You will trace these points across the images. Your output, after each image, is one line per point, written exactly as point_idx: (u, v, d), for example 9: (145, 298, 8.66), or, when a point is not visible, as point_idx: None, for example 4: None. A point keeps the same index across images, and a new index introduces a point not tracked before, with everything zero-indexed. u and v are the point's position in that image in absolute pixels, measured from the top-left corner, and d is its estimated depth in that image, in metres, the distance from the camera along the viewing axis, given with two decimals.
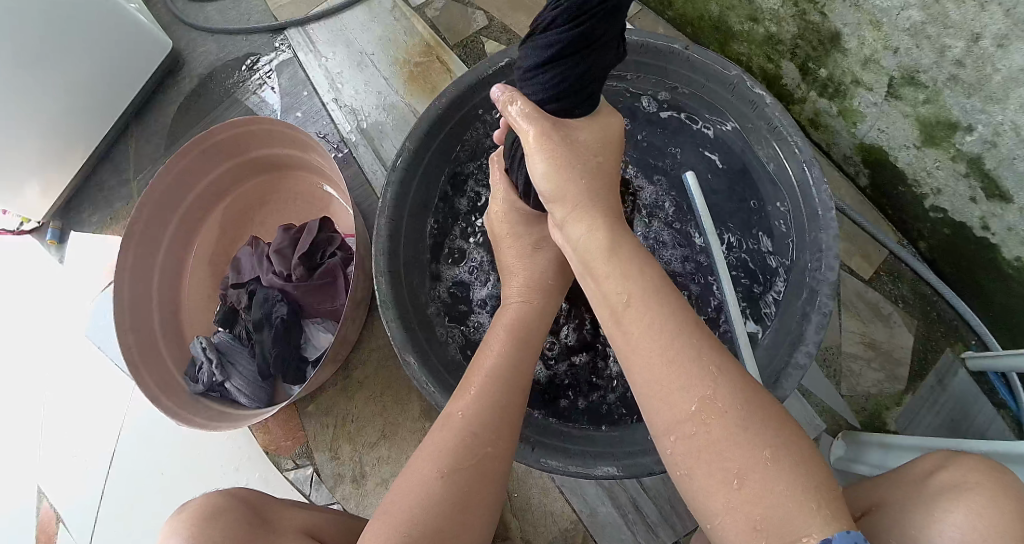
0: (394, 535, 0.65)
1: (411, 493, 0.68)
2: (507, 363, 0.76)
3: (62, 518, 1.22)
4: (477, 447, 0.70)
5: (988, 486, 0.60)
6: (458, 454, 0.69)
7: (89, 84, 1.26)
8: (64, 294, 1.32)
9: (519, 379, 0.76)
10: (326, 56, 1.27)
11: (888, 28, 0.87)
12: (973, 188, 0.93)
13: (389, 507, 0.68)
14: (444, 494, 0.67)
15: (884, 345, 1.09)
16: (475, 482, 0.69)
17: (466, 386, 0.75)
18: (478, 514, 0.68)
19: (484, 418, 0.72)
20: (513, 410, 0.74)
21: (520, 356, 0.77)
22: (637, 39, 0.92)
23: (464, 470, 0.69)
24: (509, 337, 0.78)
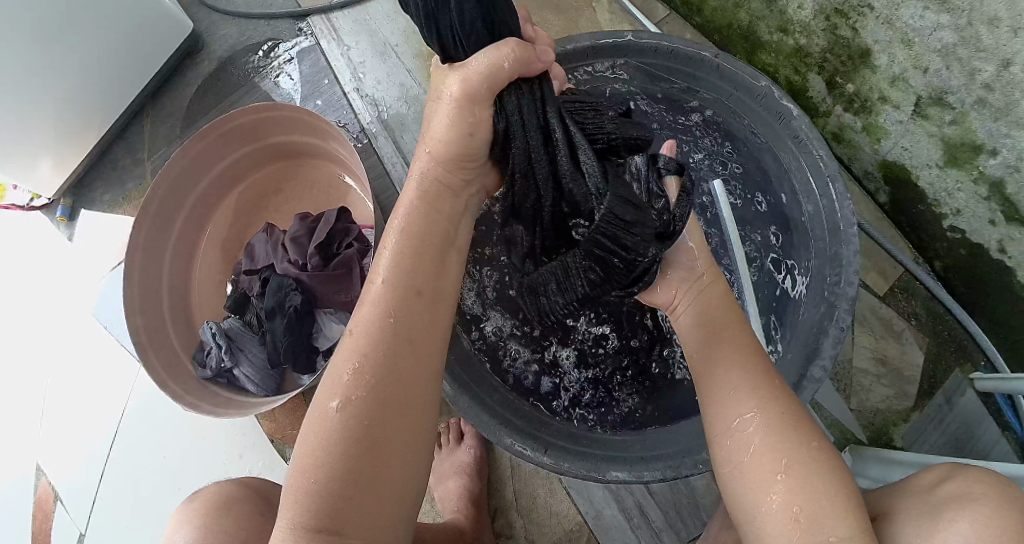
0: (307, 485, 0.56)
1: (313, 437, 0.58)
2: (401, 267, 0.63)
3: (61, 497, 1.22)
4: (380, 373, 0.58)
5: (993, 497, 0.59)
6: (358, 383, 0.58)
7: (109, 62, 1.24)
8: (73, 272, 1.31)
9: (414, 279, 0.63)
10: (349, 44, 1.26)
11: (919, 48, 0.87)
12: (993, 211, 0.93)
13: (301, 452, 0.58)
14: (350, 429, 0.57)
15: (895, 362, 1.10)
16: (383, 411, 0.57)
17: (360, 305, 0.63)
18: (400, 447, 0.58)
19: (380, 337, 0.59)
20: (416, 317, 0.61)
21: (414, 253, 0.64)
22: (667, 44, 0.91)
23: (368, 399, 0.58)
24: (400, 236, 0.65)
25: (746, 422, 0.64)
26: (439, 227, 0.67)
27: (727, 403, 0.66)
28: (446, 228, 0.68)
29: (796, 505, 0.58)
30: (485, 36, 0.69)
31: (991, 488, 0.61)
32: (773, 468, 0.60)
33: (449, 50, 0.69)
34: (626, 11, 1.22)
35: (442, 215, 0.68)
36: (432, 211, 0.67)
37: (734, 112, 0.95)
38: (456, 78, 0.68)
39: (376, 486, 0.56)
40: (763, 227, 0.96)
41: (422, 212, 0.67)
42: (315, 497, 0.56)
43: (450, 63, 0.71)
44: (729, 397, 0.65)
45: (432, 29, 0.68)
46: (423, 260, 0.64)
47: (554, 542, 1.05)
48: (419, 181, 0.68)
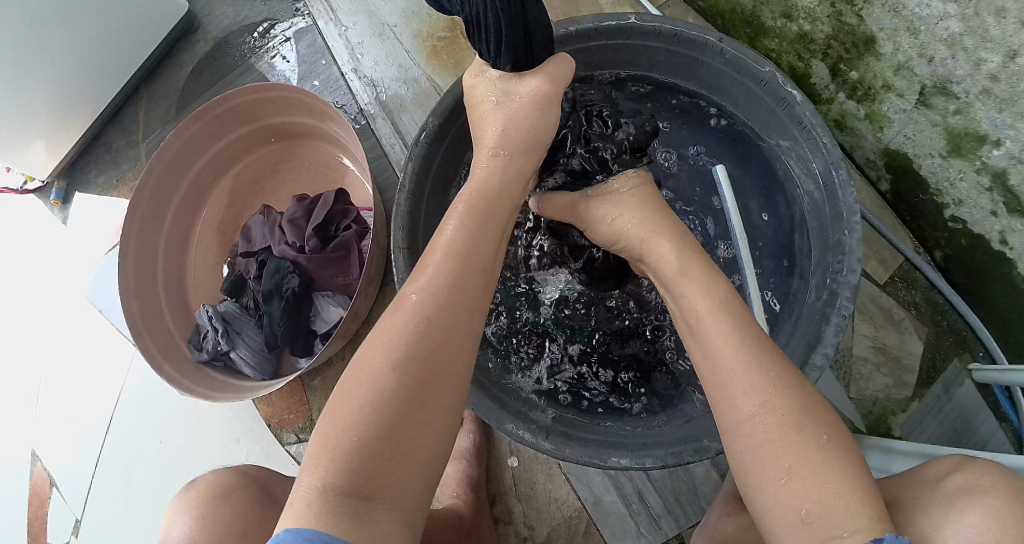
0: (344, 442, 0.55)
1: (356, 390, 0.57)
2: (468, 239, 0.65)
3: (56, 482, 1.21)
4: (433, 335, 0.59)
5: (1002, 489, 0.59)
6: (412, 342, 0.58)
7: (102, 42, 1.22)
8: (68, 255, 1.29)
9: (478, 254, 0.65)
10: (346, 25, 1.24)
11: (925, 37, 0.86)
12: (995, 203, 0.93)
13: (336, 408, 0.57)
14: (397, 390, 0.56)
15: (894, 351, 1.10)
16: (430, 374, 0.57)
17: (419, 269, 0.64)
18: (444, 411, 0.58)
19: (439, 302, 0.60)
20: (476, 291, 0.63)
21: (481, 228, 0.66)
22: (671, 27, 0.89)
23: (416, 360, 0.57)
24: (470, 208, 0.67)
25: (746, 417, 0.61)
26: (497, 212, 0.69)
27: (727, 401, 0.62)
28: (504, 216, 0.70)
29: (803, 508, 0.57)
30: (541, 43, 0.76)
31: (998, 478, 0.60)
32: (775, 476, 0.59)
33: (513, 62, 0.75)
34: None
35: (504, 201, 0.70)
36: (497, 200, 0.70)
37: (737, 96, 0.93)
38: (537, 78, 0.75)
39: (419, 446, 0.56)
40: (767, 217, 0.96)
41: (492, 191, 0.70)
42: (353, 452, 0.55)
43: (517, 73, 0.76)
44: (734, 397, 0.62)
45: (498, 46, 0.74)
46: (485, 237, 0.66)
47: (553, 527, 1.05)
48: (492, 165, 0.72)
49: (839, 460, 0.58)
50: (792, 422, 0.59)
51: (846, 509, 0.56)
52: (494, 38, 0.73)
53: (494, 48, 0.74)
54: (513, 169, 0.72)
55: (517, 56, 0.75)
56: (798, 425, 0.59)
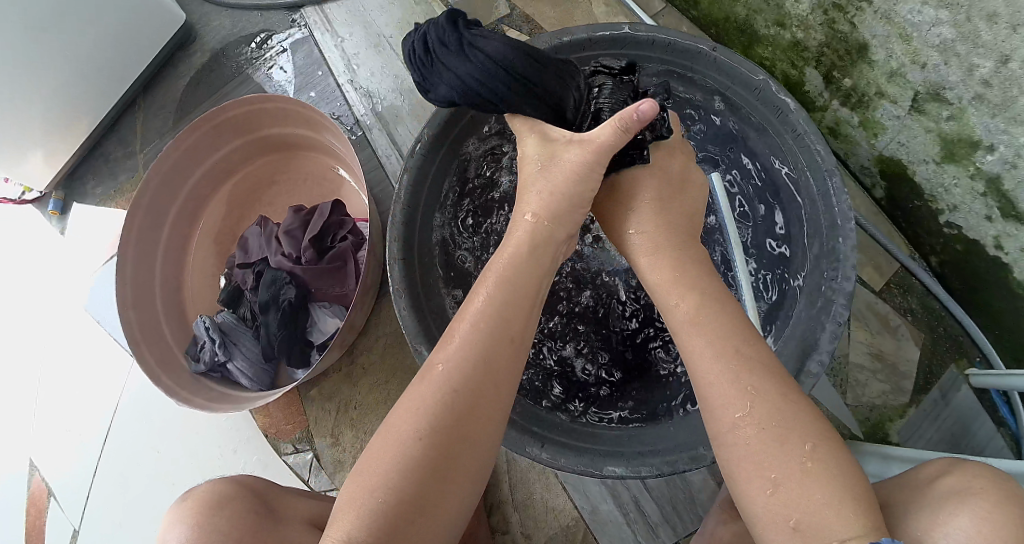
0: (369, 502, 0.58)
1: (384, 454, 0.60)
2: (498, 312, 0.67)
3: (54, 493, 1.21)
4: (461, 405, 0.62)
5: (994, 492, 0.59)
6: (437, 416, 0.61)
7: (98, 53, 1.22)
8: (66, 266, 1.30)
9: (508, 327, 0.67)
10: (342, 36, 1.25)
11: (917, 43, 0.86)
12: (990, 207, 0.93)
13: (364, 468, 0.61)
14: (423, 457, 0.59)
15: (890, 357, 1.10)
16: (456, 443, 0.61)
17: (447, 340, 0.66)
18: (465, 481, 0.61)
19: (467, 372, 0.63)
20: (503, 364, 0.65)
21: (510, 301, 0.68)
22: (664, 37, 0.89)
23: (442, 429, 0.61)
24: (500, 284, 0.69)
25: (738, 423, 0.62)
26: (530, 280, 0.71)
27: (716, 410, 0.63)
28: (537, 283, 0.72)
29: (794, 516, 0.57)
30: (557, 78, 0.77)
31: (989, 481, 0.61)
32: (763, 485, 0.59)
33: (560, 111, 0.78)
34: (623, 4, 1.21)
35: (537, 269, 0.72)
36: (532, 266, 0.71)
37: (733, 104, 0.93)
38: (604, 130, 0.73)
39: (438, 515, 0.59)
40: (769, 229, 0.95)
41: (525, 259, 0.71)
42: (373, 519, 0.57)
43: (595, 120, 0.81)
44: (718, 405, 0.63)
45: (546, 112, 0.77)
46: (517, 305, 0.69)
47: (550, 536, 1.05)
48: (526, 233, 0.72)
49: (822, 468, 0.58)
50: (772, 432, 0.60)
51: (835, 514, 0.56)
52: (531, 108, 0.75)
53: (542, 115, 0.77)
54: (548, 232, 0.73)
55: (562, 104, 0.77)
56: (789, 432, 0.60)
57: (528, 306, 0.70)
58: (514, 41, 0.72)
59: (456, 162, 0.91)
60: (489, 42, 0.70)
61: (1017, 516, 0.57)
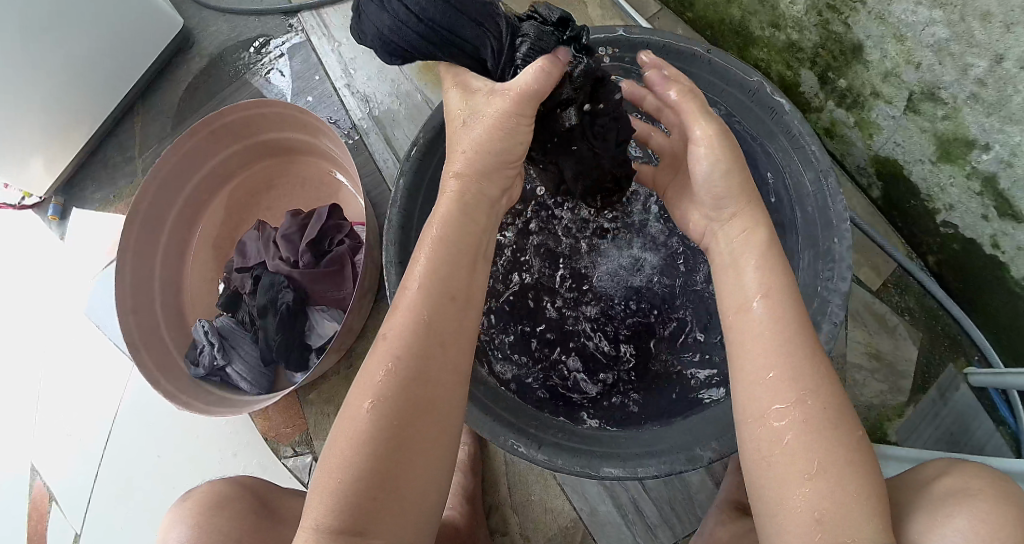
0: (333, 484, 0.58)
1: (343, 436, 0.59)
2: (436, 272, 0.64)
3: (55, 497, 1.21)
4: (411, 374, 0.60)
5: (991, 494, 0.60)
6: (388, 386, 0.60)
7: (97, 58, 1.22)
8: (66, 271, 1.30)
9: (449, 286, 0.64)
10: (340, 41, 1.25)
11: (912, 43, 0.87)
12: (986, 206, 0.93)
13: (327, 452, 0.60)
14: (379, 430, 0.58)
15: (889, 357, 1.10)
16: (411, 412, 0.59)
17: (393, 310, 0.64)
18: (429, 449, 0.60)
19: (414, 339, 0.61)
20: (450, 324, 0.63)
21: (448, 258, 0.65)
22: (658, 40, 0.90)
23: (396, 401, 0.59)
24: (436, 243, 0.66)
25: (775, 404, 0.60)
26: (472, 239, 0.68)
27: (757, 390, 0.61)
28: (481, 238, 0.69)
29: (819, 509, 0.56)
30: (478, 26, 0.70)
31: (986, 482, 0.61)
32: (801, 469, 0.58)
33: (479, 58, 0.72)
34: (618, 7, 1.22)
35: (477, 224, 0.69)
36: (473, 224, 0.69)
37: (728, 107, 0.93)
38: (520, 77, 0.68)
39: (405, 485, 0.58)
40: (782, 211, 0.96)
41: (457, 216, 0.67)
42: (339, 497, 0.57)
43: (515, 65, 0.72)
44: (753, 386, 0.62)
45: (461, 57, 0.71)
46: (462, 264, 0.66)
47: (549, 538, 1.05)
48: (455, 190, 0.68)
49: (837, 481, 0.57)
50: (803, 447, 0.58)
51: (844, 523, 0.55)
52: (438, 54, 0.70)
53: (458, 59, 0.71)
54: (481, 188, 0.69)
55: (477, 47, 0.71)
56: (801, 420, 0.59)
57: (472, 265, 0.67)
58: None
59: None
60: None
61: (1013, 517, 0.58)
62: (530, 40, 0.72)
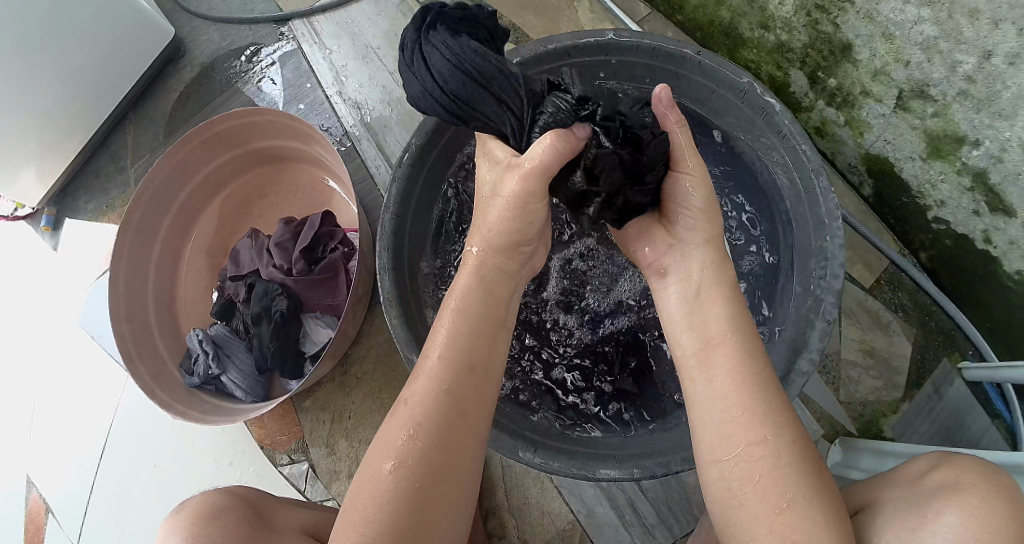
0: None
1: (365, 495, 0.61)
2: (458, 342, 0.67)
3: (51, 508, 1.21)
4: (433, 436, 0.62)
5: (983, 489, 0.60)
6: (411, 449, 0.61)
7: (88, 68, 1.22)
8: (60, 282, 1.30)
9: (471, 354, 0.67)
10: (331, 48, 1.25)
11: (900, 41, 0.87)
12: (977, 202, 0.94)
13: (347, 511, 0.61)
14: (402, 491, 0.60)
15: (883, 354, 1.10)
16: (434, 475, 0.61)
17: (415, 377, 0.67)
18: (448, 512, 0.61)
19: (437, 404, 0.64)
20: (470, 391, 0.65)
21: (470, 327, 0.68)
22: (648, 42, 0.90)
23: (419, 463, 0.61)
24: (457, 315, 0.69)
25: (752, 440, 0.62)
26: (492, 313, 0.71)
27: (733, 427, 0.63)
28: (499, 310, 0.72)
29: (792, 538, 0.58)
30: (500, 103, 0.71)
31: (979, 476, 0.61)
32: (775, 502, 0.60)
33: (500, 129, 0.73)
34: (607, 10, 1.22)
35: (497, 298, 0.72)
36: (493, 300, 0.72)
37: (719, 108, 0.94)
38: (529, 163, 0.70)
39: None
40: (751, 248, 0.95)
41: (479, 292, 0.72)
42: None
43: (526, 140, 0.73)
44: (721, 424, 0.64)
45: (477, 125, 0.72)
46: (481, 334, 0.69)
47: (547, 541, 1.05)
48: (478, 267, 0.73)
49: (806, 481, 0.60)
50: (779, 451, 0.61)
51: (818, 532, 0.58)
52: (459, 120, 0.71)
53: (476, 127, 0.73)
54: (508, 257, 0.74)
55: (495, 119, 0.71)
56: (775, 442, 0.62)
57: (493, 338, 0.70)
58: (468, 56, 0.68)
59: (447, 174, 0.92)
60: (439, 54, 0.68)
61: (1007, 515, 0.58)
62: (548, 116, 0.73)
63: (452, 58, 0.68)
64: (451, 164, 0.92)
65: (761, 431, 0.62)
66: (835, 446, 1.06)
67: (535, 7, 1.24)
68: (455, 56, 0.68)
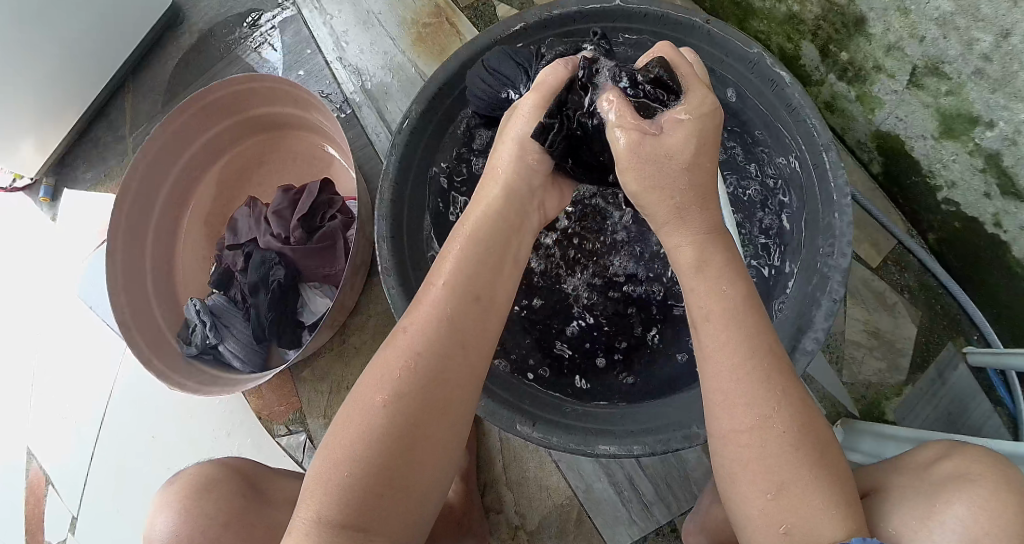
0: (338, 474, 0.58)
1: (353, 425, 0.59)
2: (464, 272, 0.65)
3: (51, 480, 1.21)
4: (429, 370, 0.61)
5: (993, 479, 0.59)
6: (405, 380, 0.60)
7: (85, 35, 1.20)
8: (59, 253, 1.29)
9: (476, 286, 0.65)
10: (331, 13, 1.22)
11: (916, 16, 0.84)
12: (989, 184, 0.92)
13: (334, 438, 0.60)
14: (392, 425, 0.59)
15: (887, 335, 1.09)
16: (426, 410, 0.60)
17: (416, 305, 0.65)
18: (438, 449, 0.60)
19: (434, 336, 0.62)
20: (471, 324, 0.63)
21: (477, 258, 0.66)
22: (656, 9, 0.87)
23: (411, 398, 0.59)
24: (467, 241, 0.66)
25: (735, 427, 0.59)
26: (501, 243, 0.68)
27: (718, 410, 0.61)
28: (510, 242, 0.69)
29: (787, 521, 0.57)
30: (519, 67, 0.79)
31: (988, 466, 0.60)
32: (764, 488, 0.58)
33: (513, 82, 0.79)
34: None
35: (507, 229, 0.68)
36: (503, 229, 0.68)
37: (727, 79, 0.91)
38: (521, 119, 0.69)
39: (411, 484, 0.59)
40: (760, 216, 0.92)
41: (494, 217, 0.68)
42: (343, 487, 0.57)
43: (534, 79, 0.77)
44: (723, 411, 0.60)
45: (495, 83, 0.79)
46: (487, 264, 0.66)
47: (544, 516, 1.05)
48: (496, 194, 0.69)
49: (811, 462, 0.58)
50: (791, 438, 0.58)
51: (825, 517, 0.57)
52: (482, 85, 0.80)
53: (494, 90, 0.79)
54: (521, 185, 0.70)
55: (509, 71, 0.79)
56: (767, 426, 0.59)
57: (499, 270, 0.67)
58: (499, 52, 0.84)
59: (447, 141, 0.90)
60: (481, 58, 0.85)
61: (1015, 506, 0.57)
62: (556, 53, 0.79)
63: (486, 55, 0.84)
64: (450, 131, 0.90)
65: (757, 413, 0.59)
66: (837, 426, 1.05)
67: None
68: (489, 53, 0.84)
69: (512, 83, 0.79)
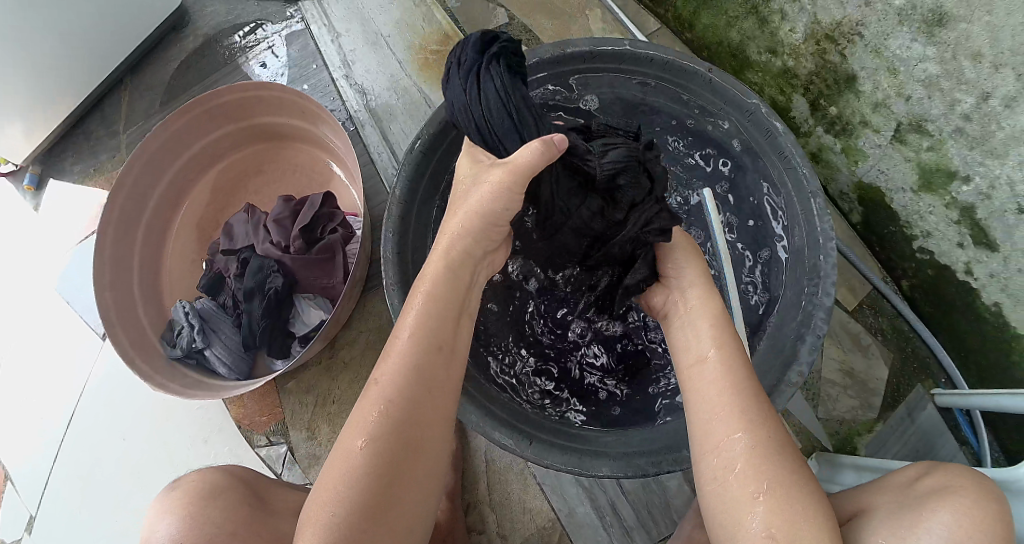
0: (326, 526, 0.58)
1: (336, 478, 0.60)
2: (425, 324, 0.66)
3: (11, 477, 1.17)
4: (402, 415, 0.62)
5: (972, 489, 0.61)
6: (378, 429, 0.61)
7: (89, 30, 1.19)
8: (39, 243, 1.26)
9: (438, 335, 0.66)
10: (340, 32, 1.24)
11: (904, 76, 0.90)
12: (962, 235, 0.97)
13: (320, 494, 0.60)
14: (373, 471, 0.59)
15: (861, 375, 1.14)
16: (403, 452, 0.61)
17: (384, 357, 0.65)
18: (418, 487, 0.61)
19: (404, 385, 0.63)
20: (436, 371, 0.65)
21: (438, 310, 0.68)
22: (663, 54, 0.91)
23: (389, 441, 0.60)
24: (426, 296, 0.68)
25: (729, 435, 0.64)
26: (456, 295, 0.70)
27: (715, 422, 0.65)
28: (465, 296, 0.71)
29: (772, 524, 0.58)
30: (513, 137, 0.74)
31: (969, 479, 0.63)
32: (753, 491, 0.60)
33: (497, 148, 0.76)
34: (618, 21, 1.23)
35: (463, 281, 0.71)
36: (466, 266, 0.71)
37: (724, 125, 0.95)
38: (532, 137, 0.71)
39: (398, 526, 0.59)
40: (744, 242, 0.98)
41: (445, 276, 0.70)
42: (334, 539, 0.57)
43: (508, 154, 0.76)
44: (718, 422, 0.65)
45: (483, 135, 0.76)
46: (446, 318, 0.68)
47: (526, 539, 1.05)
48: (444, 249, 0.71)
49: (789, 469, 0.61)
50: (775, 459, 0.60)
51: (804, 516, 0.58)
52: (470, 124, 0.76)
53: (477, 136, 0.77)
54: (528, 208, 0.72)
55: (498, 135, 0.75)
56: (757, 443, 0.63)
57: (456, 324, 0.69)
58: (505, 102, 0.73)
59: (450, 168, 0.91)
60: (490, 81, 0.74)
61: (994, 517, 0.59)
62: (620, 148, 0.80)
63: (491, 74, 0.73)
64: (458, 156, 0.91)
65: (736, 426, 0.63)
66: (811, 459, 1.09)
67: (548, 9, 1.25)
68: (495, 72, 0.73)
69: (495, 143, 0.76)
